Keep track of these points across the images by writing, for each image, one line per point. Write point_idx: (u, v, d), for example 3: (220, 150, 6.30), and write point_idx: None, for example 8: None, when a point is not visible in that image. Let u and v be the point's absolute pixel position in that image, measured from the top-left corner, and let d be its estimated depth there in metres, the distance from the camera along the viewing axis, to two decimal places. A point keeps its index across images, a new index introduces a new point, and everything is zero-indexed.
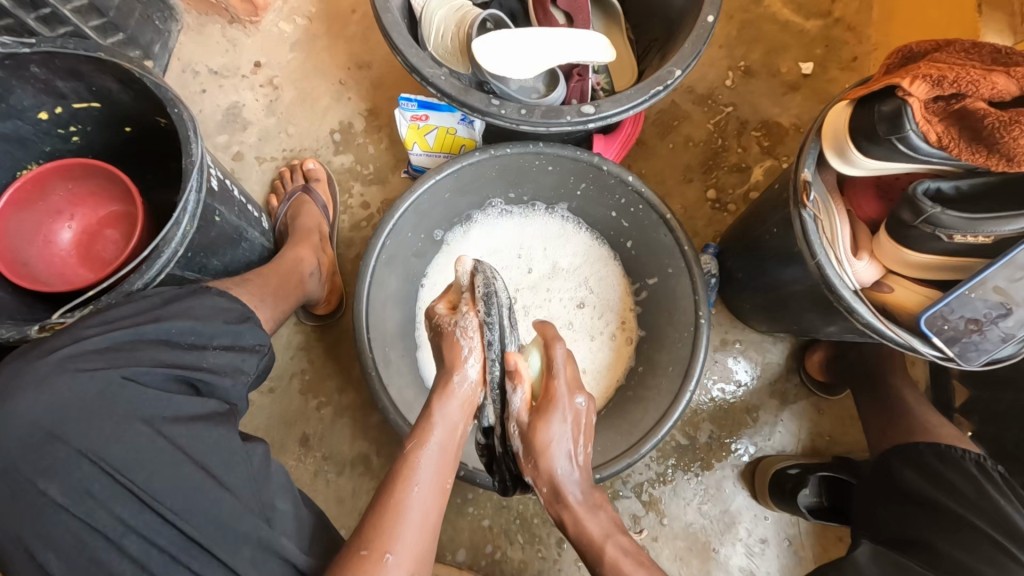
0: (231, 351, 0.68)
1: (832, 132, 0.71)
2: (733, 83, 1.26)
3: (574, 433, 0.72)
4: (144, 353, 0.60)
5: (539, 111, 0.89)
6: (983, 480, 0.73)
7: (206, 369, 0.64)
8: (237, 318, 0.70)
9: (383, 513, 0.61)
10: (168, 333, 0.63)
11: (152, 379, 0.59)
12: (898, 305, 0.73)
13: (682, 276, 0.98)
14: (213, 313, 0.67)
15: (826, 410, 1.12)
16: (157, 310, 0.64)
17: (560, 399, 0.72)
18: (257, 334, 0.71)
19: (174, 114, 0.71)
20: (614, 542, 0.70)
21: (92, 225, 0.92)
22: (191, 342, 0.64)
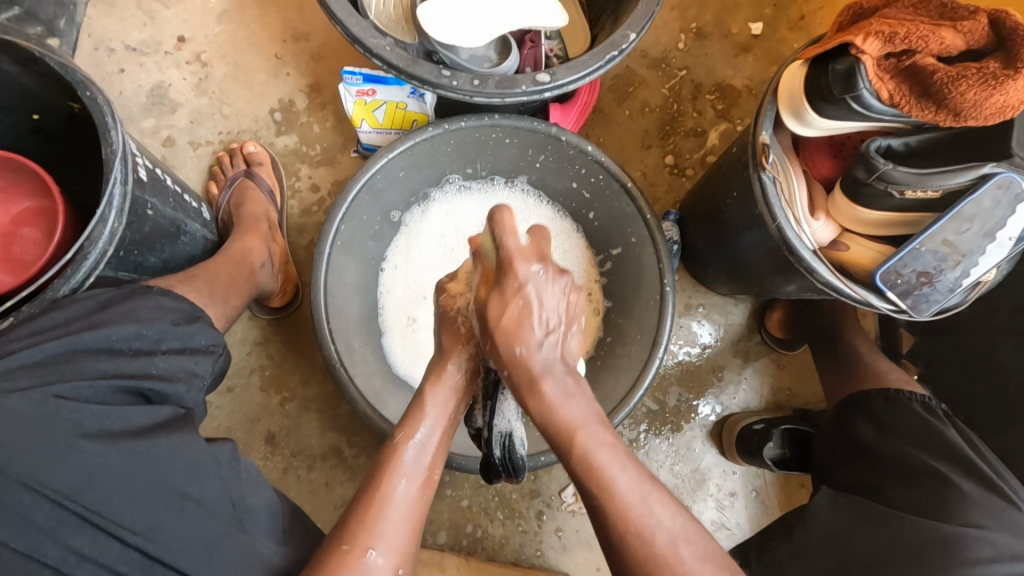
0: (183, 355, 0.63)
1: (787, 93, 0.71)
2: (686, 46, 1.25)
3: (540, 306, 0.60)
4: (81, 364, 0.54)
5: (492, 81, 0.85)
6: (926, 417, 0.77)
7: (157, 376, 0.59)
8: (185, 318, 0.65)
9: (368, 506, 0.60)
10: (109, 339, 0.58)
11: (94, 394, 0.53)
12: (853, 262, 0.75)
13: (645, 244, 0.98)
14: (157, 314, 0.62)
15: (786, 366, 1.17)
16: (92, 318, 0.59)
17: (514, 279, 0.60)
18: (208, 333, 0.67)
19: (85, 100, 0.64)
20: (590, 431, 0.61)
21: (8, 225, 0.84)
22: (140, 348, 0.60)
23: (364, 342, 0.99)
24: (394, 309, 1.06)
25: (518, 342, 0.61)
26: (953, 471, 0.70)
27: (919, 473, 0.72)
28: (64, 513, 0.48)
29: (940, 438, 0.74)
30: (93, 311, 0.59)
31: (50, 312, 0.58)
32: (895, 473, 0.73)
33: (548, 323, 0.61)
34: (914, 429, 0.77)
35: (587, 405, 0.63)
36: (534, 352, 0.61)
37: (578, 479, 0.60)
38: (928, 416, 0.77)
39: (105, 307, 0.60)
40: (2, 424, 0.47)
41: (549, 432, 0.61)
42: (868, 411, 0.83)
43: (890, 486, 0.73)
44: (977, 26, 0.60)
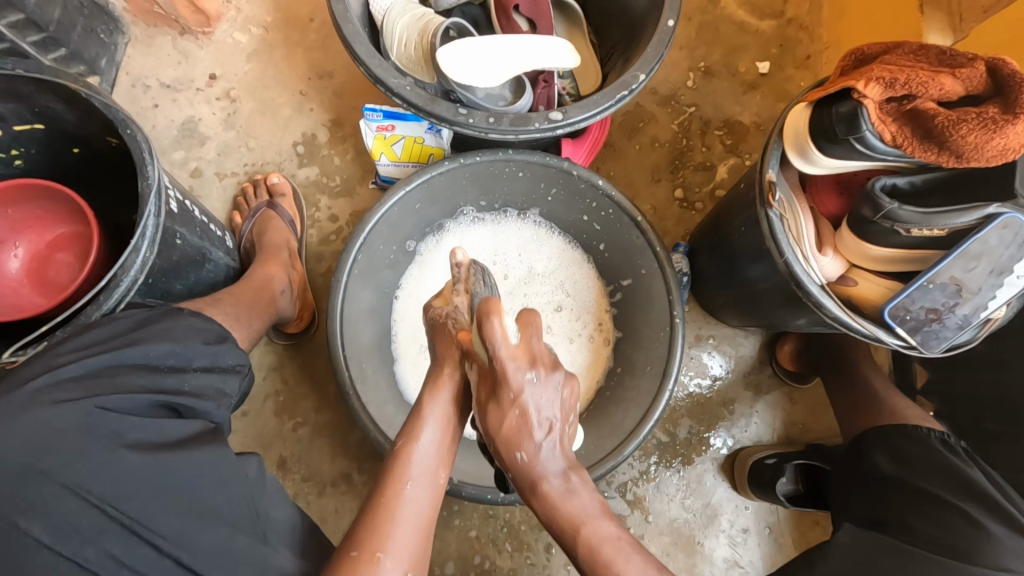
0: (212, 373, 0.65)
1: (793, 133, 0.73)
2: (695, 84, 1.29)
3: (535, 421, 0.63)
4: (121, 378, 0.56)
5: (507, 118, 0.89)
6: (944, 452, 0.77)
7: (188, 394, 0.61)
8: (216, 338, 0.67)
9: (377, 514, 0.60)
10: (146, 356, 0.60)
11: (132, 407, 0.55)
12: (862, 298, 0.76)
13: (654, 277, 0.99)
14: (191, 334, 0.65)
15: (799, 399, 1.16)
16: (133, 334, 0.61)
17: (507, 391, 0.62)
18: (236, 354, 0.69)
19: (126, 136, 0.68)
20: (593, 526, 0.63)
21: (44, 249, 0.87)
22: (173, 365, 0.62)
23: (377, 368, 1.01)
24: (407, 336, 1.08)
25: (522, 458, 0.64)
26: (974, 507, 0.68)
27: (937, 506, 0.70)
28: (88, 532, 0.49)
29: (961, 474, 0.73)
30: (134, 327, 0.62)
31: (89, 330, 0.60)
32: (913, 507, 0.72)
33: (547, 424, 0.64)
34: (933, 465, 0.76)
35: (590, 500, 0.65)
36: (537, 457, 0.64)
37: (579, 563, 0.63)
38: (946, 452, 0.76)
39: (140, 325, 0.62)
40: (34, 443, 0.49)
41: (552, 527, 0.65)
42: (888, 443, 0.83)
43: (907, 518, 0.72)
44: (975, 73, 0.62)
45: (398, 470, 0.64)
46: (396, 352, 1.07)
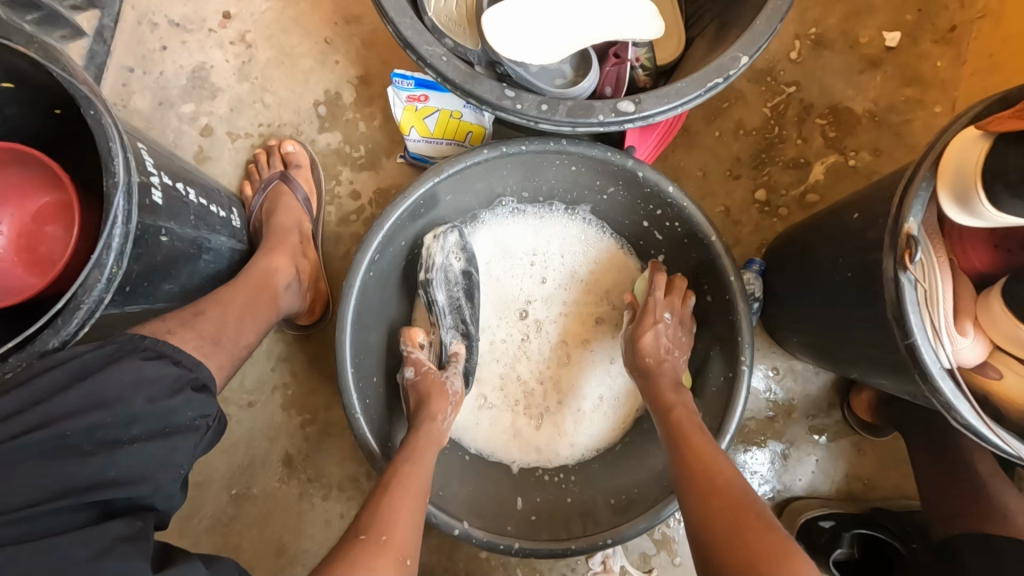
0: (154, 441, 0.54)
1: (953, 169, 0.54)
2: (800, 56, 1.04)
3: (668, 335, 0.82)
4: (25, 477, 0.47)
5: (563, 106, 0.71)
6: None
7: (113, 483, 0.51)
8: (168, 391, 0.56)
9: (375, 504, 0.65)
10: (65, 435, 0.50)
11: (41, 519, 0.47)
12: (1007, 398, 0.57)
13: (724, 309, 0.83)
14: (128, 390, 0.54)
15: (869, 451, 1.00)
16: (72, 389, 0.52)
17: (653, 310, 0.83)
18: (197, 405, 0.58)
19: (90, 118, 0.54)
20: (683, 412, 0.73)
21: (31, 223, 0.77)
22: (105, 439, 0.52)
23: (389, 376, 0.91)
24: None
25: (653, 363, 0.80)
26: None
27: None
28: None
29: None
30: (89, 372, 0.54)
31: (44, 373, 0.53)
32: None
33: (671, 344, 0.82)
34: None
35: (691, 402, 0.76)
36: (655, 351, 0.81)
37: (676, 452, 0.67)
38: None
39: (76, 381, 0.53)
40: None
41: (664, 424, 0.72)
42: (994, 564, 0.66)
43: None
44: None
45: (401, 480, 0.69)
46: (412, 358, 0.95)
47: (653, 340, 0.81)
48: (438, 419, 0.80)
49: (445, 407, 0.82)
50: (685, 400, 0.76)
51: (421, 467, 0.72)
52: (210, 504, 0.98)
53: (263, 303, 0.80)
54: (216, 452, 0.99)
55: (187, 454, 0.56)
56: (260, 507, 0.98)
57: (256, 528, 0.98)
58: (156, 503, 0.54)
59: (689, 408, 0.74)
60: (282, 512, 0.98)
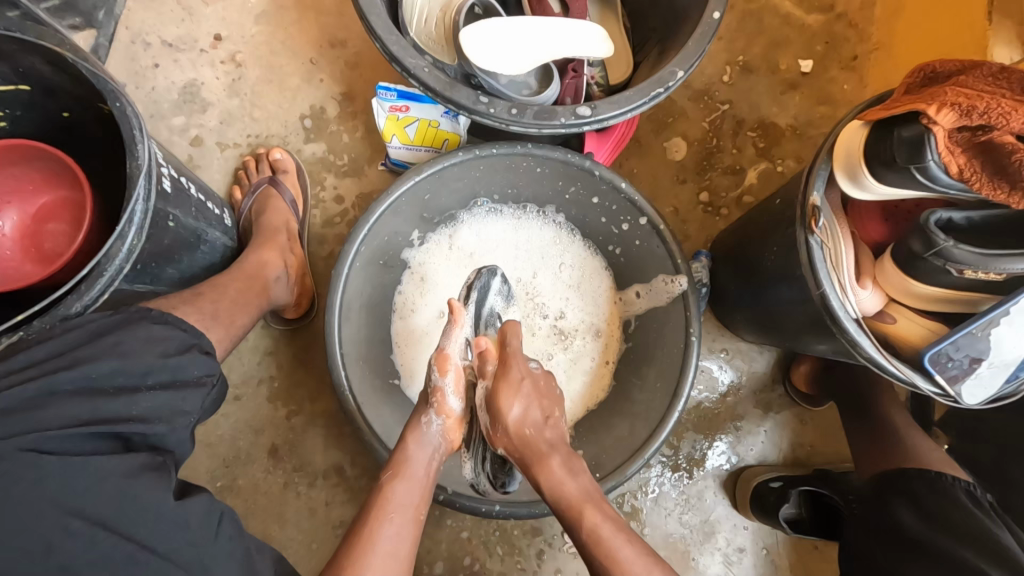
0: (170, 389, 0.59)
1: (844, 154, 0.67)
2: (731, 79, 1.21)
3: (534, 399, 0.80)
4: (55, 411, 0.52)
5: (530, 110, 0.82)
6: (973, 508, 0.73)
7: (134, 419, 0.55)
8: (177, 349, 0.62)
9: (369, 518, 0.66)
10: (87, 379, 0.55)
11: (66, 444, 0.50)
12: (899, 337, 0.70)
13: (675, 294, 0.93)
14: (146, 346, 0.60)
15: (810, 421, 1.12)
16: (95, 342, 0.58)
17: (516, 373, 0.81)
18: (202, 364, 0.64)
19: (116, 109, 0.62)
20: (594, 505, 0.70)
21: (33, 221, 0.81)
22: (124, 385, 0.57)
23: (375, 362, 0.97)
24: (407, 333, 1.03)
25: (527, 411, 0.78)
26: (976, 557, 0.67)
27: (976, 541, 0.69)
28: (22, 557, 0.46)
29: (989, 533, 0.69)
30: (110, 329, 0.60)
31: (64, 333, 0.58)
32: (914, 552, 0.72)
33: (534, 366, 0.84)
34: (963, 524, 0.71)
35: (590, 481, 0.73)
36: (532, 432, 0.77)
37: (582, 549, 0.68)
38: (970, 505, 0.73)
39: (96, 338, 0.58)
40: None
41: (559, 504, 0.71)
42: (913, 492, 0.78)
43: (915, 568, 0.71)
44: None
45: (382, 505, 0.68)
46: (395, 345, 1.02)
47: (520, 374, 0.81)
48: (422, 424, 0.79)
49: (428, 411, 0.80)
50: (542, 440, 0.76)
51: (405, 483, 0.71)
52: None
53: (255, 292, 0.86)
54: (201, 447, 1.01)
55: (197, 403, 0.61)
56: (245, 498, 1.00)
57: (241, 519, 1.00)
58: (172, 447, 0.58)
59: (590, 485, 0.73)
60: (267, 502, 1.01)
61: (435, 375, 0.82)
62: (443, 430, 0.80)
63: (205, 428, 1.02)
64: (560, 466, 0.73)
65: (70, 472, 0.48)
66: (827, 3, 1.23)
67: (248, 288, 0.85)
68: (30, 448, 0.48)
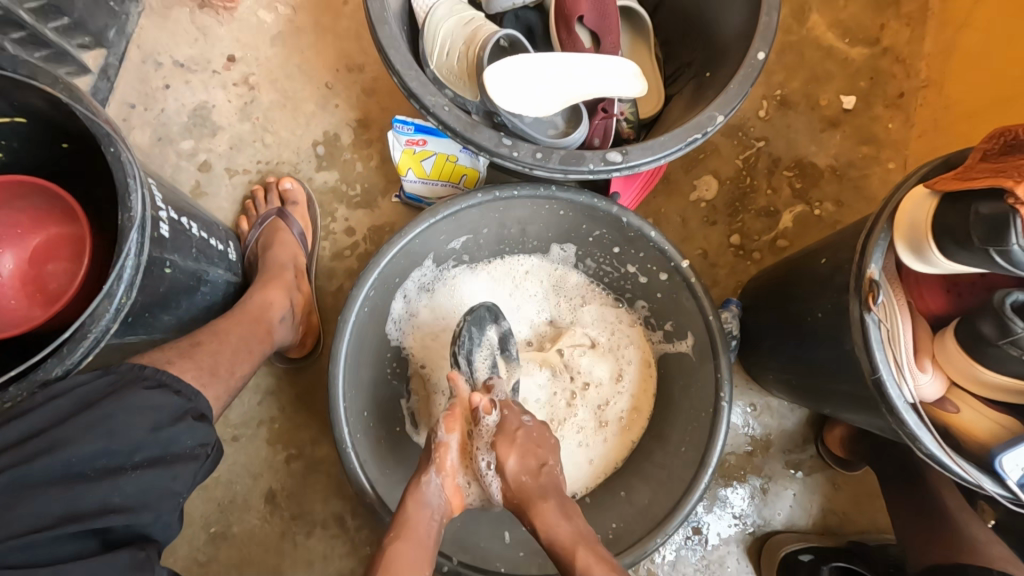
0: (157, 469, 0.54)
1: (906, 224, 0.60)
2: (767, 114, 1.14)
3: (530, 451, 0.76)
4: (31, 503, 0.48)
5: (556, 155, 0.76)
6: None
7: (116, 509, 0.51)
8: (170, 418, 0.57)
9: None
10: (67, 463, 0.50)
11: (38, 551, 0.47)
12: (965, 431, 0.62)
13: (705, 353, 0.86)
14: (134, 420, 0.54)
15: (842, 485, 1.04)
16: (75, 418, 0.53)
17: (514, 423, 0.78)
18: (196, 433, 0.58)
19: (110, 155, 0.57)
20: (587, 547, 0.66)
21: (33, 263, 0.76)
22: (108, 466, 0.52)
23: (382, 411, 0.91)
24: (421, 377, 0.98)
25: (528, 481, 0.74)
26: None
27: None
28: None
29: None
30: (96, 399, 0.55)
31: (44, 404, 0.53)
32: None
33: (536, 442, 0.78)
34: None
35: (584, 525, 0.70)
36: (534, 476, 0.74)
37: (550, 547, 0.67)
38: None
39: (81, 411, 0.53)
40: None
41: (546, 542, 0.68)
42: None
43: None
44: None
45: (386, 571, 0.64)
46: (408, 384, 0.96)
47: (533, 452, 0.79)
48: (422, 482, 0.75)
49: (429, 469, 0.76)
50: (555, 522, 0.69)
51: (409, 545, 0.67)
52: (186, 544, 0.95)
53: (258, 337, 0.80)
54: (196, 489, 0.96)
55: (188, 479, 0.56)
56: (239, 547, 0.95)
57: (234, 569, 0.95)
58: (156, 534, 0.54)
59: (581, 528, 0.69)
60: (262, 552, 0.95)
61: (442, 427, 0.80)
62: (443, 492, 0.76)
63: None
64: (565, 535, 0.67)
65: None
66: (872, 36, 1.16)
67: (250, 334, 0.79)
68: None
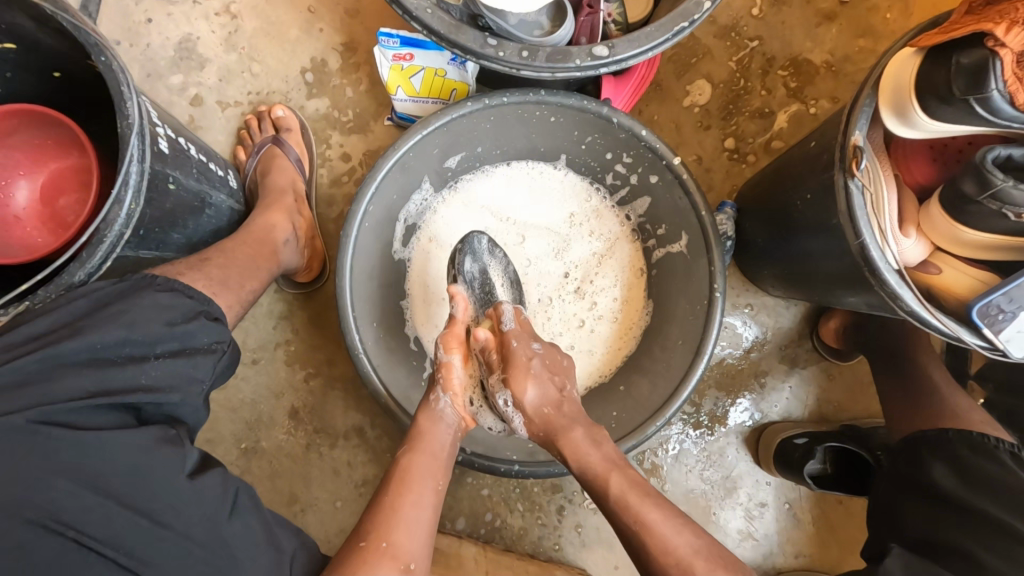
0: (179, 357, 0.58)
1: (891, 88, 0.61)
2: (761, 12, 1.11)
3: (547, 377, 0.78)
4: (63, 380, 0.51)
5: (543, 53, 0.76)
6: (1019, 470, 0.68)
7: (144, 389, 0.55)
8: (184, 317, 0.60)
9: (390, 491, 0.65)
10: (94, 346, 0.54)
11: (75, 416, 0.50)
12: (944, 289, 0.65)
13: (698, 248, 0.89)
14: (153, 314, 0.58)
15: (837, 376, 1.09)
16: (99, 312, 0.56)
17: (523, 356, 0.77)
18: (210, 331, 0.63)
19: (102, 64, 0.58)
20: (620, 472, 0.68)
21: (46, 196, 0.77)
22: (132, 354, 0.56)
23: (389, 325, 0.95)
24: (420, 289, 1.01)
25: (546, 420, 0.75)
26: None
27: (1002, 536, 0.64)
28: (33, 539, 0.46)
29: None
30: (116, 296, 0.58)
31: (66, 304, 0.57)
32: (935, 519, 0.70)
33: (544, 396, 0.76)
34: (1006, 488, 0.67)
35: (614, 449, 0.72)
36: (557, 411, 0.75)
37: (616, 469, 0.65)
38: (1019, 469, 0.68)
39: (104, 305, 0.57)
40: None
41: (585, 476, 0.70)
42: (949, 450, 0.74)
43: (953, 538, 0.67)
44: None
45: (401, 476, 0.67)
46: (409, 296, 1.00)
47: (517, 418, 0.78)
48: (433, 402, 0.76)
49: (437, 389, 0.77)
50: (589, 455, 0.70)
51: (423, 456, 0.70)
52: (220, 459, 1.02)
53: (263, 257, 0.83)
54: (224, 409, 1.03)
55: (209, 370, 0.61)
56: (269, 460, 1.02)
57: (266, 479, 1.02)
58: (182, 418, 0.59)
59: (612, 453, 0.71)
60: (290, 463, 1.02)
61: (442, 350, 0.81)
62: (454, 408, 0.77)
63: (227, 392, 1.03)
64: (619, 485, 0.67)
65: (84, 448, 0.48)
66: None
67: (255, 253, 0.82)
68: (36, 420, 0.48)
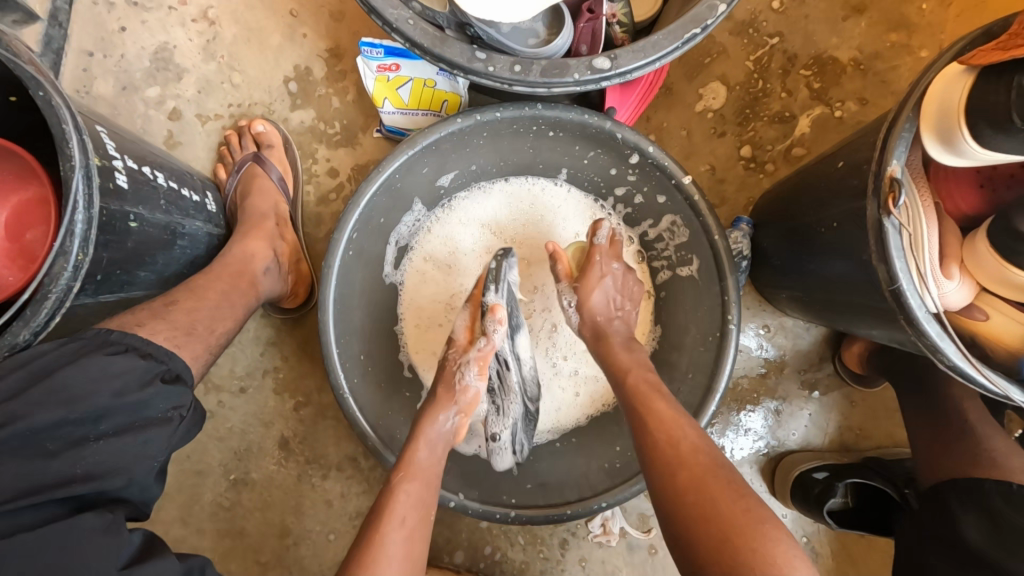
0: (128, 433, 0.55)
1: (935, 111, 0.53)
2: (782, 5, 1.01)
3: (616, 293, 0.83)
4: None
5: (537, 66, 0.68)
6: None
7: (82, 478, 0.51)
8: (138, 384, 0.57)
9: (373, 524, 0.59)
10: (32, 431, 0.50)
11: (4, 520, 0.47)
12: (990, 337, 0.58)
13: (710, 275, 0.81)
14: (100, 385, 0.54)
15: (859, 402, 1.01)
16: (39, 386, 0.52)
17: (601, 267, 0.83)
18: (169, 396, 0.59)
19: (39, 99, 0.52)
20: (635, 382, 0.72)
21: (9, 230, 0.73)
22: (73, 437, 0.52)
23: (378, 354, 0.90)
24: (414, 313, 0.94)
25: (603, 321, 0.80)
26: None
27: None
28: None
29: None
30: (62, 364, 0.54)
31: (9, 370, 0.52)
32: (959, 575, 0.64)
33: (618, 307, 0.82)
34: None
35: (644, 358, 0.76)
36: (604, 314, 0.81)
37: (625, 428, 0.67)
38: None
39: (42, 379, 0.53)
40: None
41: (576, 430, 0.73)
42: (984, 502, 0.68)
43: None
44: None
45: (386, 506, 0.61)
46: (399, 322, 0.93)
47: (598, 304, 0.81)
48: (437, 419, 0.72)
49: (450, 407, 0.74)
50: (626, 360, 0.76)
51: (413, 482, 0.64)
52: (209, 490, 0.99)
53: (240, 290, 0.78)
54: (212, 439, 0.99)
55: (164, 442, 0.58)
56: (259, 492, 0.99)
57: (257, 511, 0.98)
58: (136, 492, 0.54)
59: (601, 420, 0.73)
60: (281, 494, 0.99)
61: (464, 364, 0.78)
62: (457, 424, 0.73)
63: (214, 421, 0.99)
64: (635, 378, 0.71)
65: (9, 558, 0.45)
66: None
67: (232, 286, 0.77)
68: None
